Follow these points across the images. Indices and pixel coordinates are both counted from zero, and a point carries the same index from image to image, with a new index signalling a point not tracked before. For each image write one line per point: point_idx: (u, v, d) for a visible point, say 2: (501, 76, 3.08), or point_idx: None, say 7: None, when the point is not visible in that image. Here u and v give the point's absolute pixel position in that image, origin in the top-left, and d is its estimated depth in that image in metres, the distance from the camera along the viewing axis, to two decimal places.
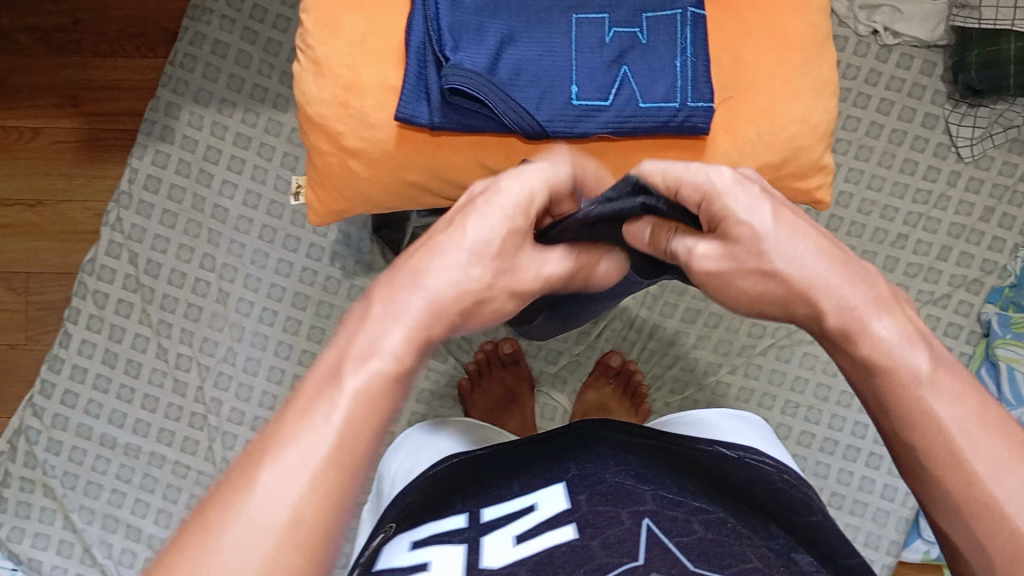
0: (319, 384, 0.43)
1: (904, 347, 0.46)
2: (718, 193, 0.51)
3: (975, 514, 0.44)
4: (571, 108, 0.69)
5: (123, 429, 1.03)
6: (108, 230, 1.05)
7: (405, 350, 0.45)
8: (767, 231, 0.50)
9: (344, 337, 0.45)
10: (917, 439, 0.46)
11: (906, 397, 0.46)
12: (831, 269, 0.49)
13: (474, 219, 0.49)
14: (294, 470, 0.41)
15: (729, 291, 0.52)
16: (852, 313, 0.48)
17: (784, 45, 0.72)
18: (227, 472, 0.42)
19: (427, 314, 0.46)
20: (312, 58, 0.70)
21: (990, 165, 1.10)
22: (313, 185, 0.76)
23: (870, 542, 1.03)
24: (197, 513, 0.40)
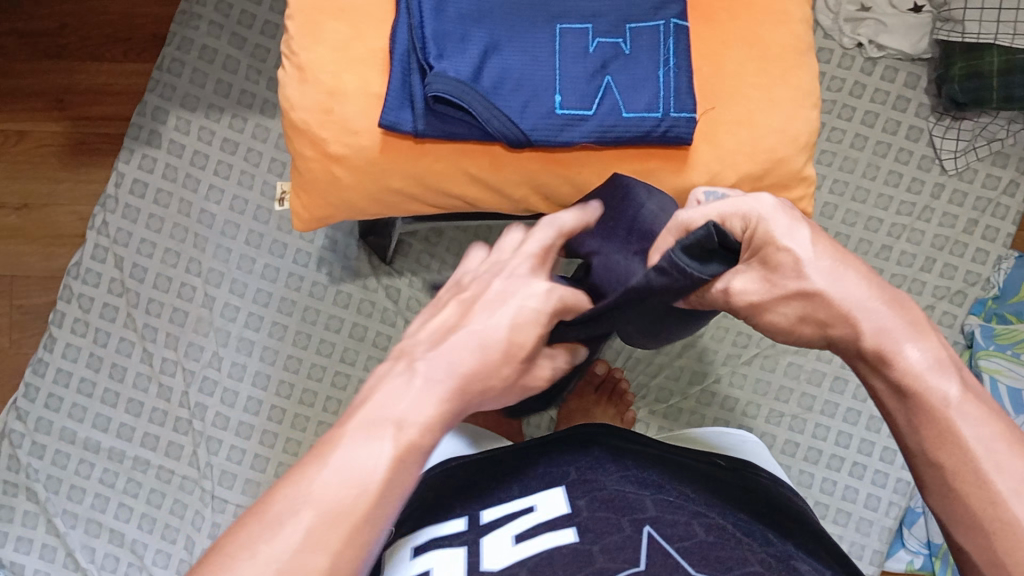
0: (360, 434, 0.46)
1: (933, 374, 0.51)
2: (766, 221, 0.56)
3: (999, 532, 0.48)
4: (554, 116, 0.69)
5: (107, 433, 1.03)
6: (93, 234, 1.05)
7: (435, 424, 0.48)
8: (817, 266, 0.54)
9: (381, 396, 0.49)
10: (943, 452, 0.50)
11: (932, 417, 0.51)
12: (870, 297, 0.53)
13: (508, 313, 0.54)
14: (332, 514, 0.44)
15: (770, 318, 0.57)
16: (889, 335, 0.53)
17: (764, 57, 0.73)
18: (268, 502, 0.44)
19: (453, 391, 0.50)
20: (296, 63, 0.71)
21: (974, 178, 1.10)
22: (297, 191, 0.76)
23: (854, 552, 1.03)
24: (240, 534, 0.43)
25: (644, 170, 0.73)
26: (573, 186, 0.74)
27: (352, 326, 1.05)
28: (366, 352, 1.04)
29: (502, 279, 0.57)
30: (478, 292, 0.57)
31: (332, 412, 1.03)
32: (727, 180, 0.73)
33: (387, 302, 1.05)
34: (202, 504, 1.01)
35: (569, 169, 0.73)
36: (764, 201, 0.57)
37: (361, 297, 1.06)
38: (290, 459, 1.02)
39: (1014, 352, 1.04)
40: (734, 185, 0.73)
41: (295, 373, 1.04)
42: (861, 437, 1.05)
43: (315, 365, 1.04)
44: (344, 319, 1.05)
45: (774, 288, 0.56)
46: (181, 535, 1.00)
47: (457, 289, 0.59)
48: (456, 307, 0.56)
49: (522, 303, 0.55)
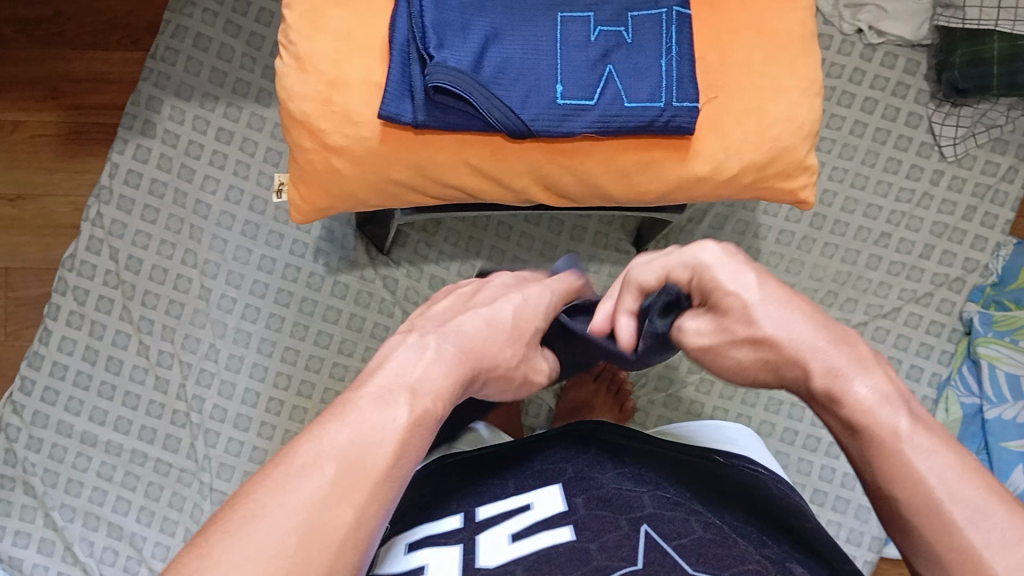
0: (377, 398, 0.48)
1: (883, 407, 0.49)
2: (707, 270, 0.58)
3: (958, 562, 0.45)
4: (556, 107, 0.68)
5: (105, 426, 1.02)
6: (88, 225, 1.04)
7: (442, 394, 0.51)
8: (767, 310, 0.54)
9: (395, 363, 0.51)
10: (894, 484, 0.48)
11: (881, 449, 0.49)
12: (818, 337, 0.52)
13: (510, 305, 0.62)
14: (357, 467, 0.45)
15: (724, 363, 0.57)
16: (837, 374, 0.51)
17: (769, 44, 0.72)
18: (292, 450, 0.45)
19: (457, 364, 0.53)
20: (295, 54, 0.70)
21: (973, 164, 1.10)
22: (295, 183, 0.75)
23: (852, 539, 1.03)
24: (263, 483, 0.43)
25: (647, 160, 0.73)
26: (575, 176, 0.74)
27: (350, 316, 1.04)
28: (363, 343, 1.04)
29: (500, 280, 0.67)
30: (476, 288, 0.64)
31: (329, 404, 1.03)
32: (730, 169, 0.73)
33: (385, 293, 1.05)
34: (201, 497, 1.00)
35: (572, 160, 0.73)
36: (707, 250, 0.58)
37: (358, 287, 1.05)
38: None
39: (1012, 339, 1.04)
40: (737, 173, 0.73)
41: (293, 364, 1.04)
42: None
43: (312, 357, 1.04)
44: (341, 310, 1.05)
45: (729, 333, 0.56)
46: (180, 527, 1.00)
47: (455, 288, 0.65)
48: (454, 297, 0.62)
49: (525, 298, 0.63)
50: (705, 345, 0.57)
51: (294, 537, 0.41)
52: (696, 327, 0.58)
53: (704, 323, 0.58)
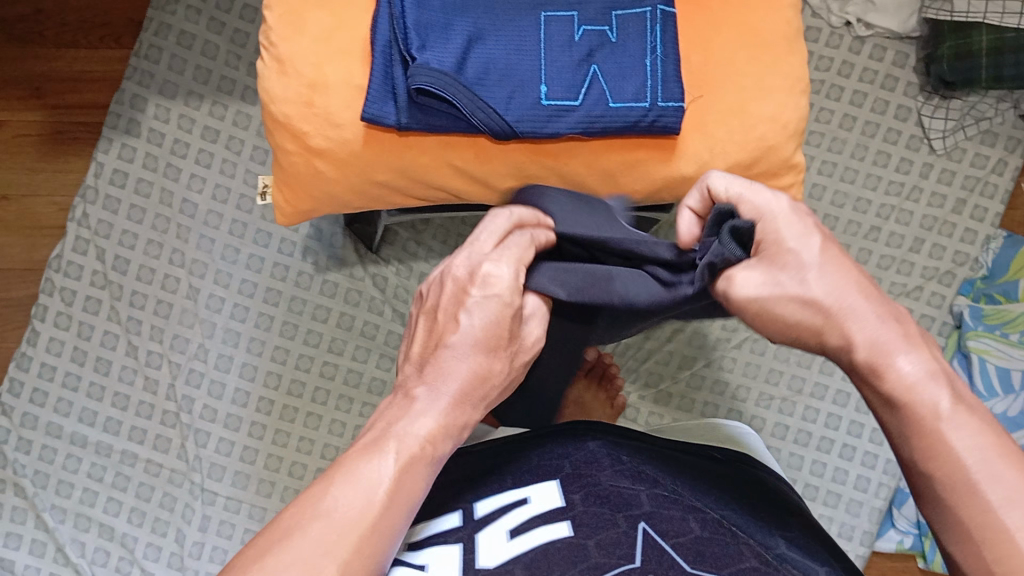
0: (367, 456, 0.51)
1: (926, 385, 0.50)
2: (775, 222, 0.55)
3: (988, 540, 0.47)
4: (541, 107, 0.68)
5: (94, 428, 1.02)
6: (74, 226, 1.03)
7: (437, 438, 0.53)
8: (821, 273, 0.53)
9: (386, 419, 0.54)
10: (935, 463, 0.49)
11: (924, 428, 0.50)
12: (865, 307, 0.52)
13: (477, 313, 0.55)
14: (337, 523, 0.48)
15: (770, 319, 0.54)
16: (882, 348, 0.51)
17: (753, 42, 0.72)
18: (289, 512, 0.49)
19: (455, 410, 0.54)
20: (276, 55, 0.69)
21: (963, 157, 1.09)
22: (280, 186, 0.75)
23: (844, 532, 1.03)
24: (264, 541, 0.48)
25: (632, 160, 0.73)
26: (561, 177, 0.73)
27: (339, 315, 1.04)
28: (353, 342, 1.04)
29: (455, 265, 0.58)
30: (439, 298, 0.59)
31: (320, 403, 1.02)
32: (716, 169, 0.73)
33: (374, 291, 1.05)
34: (192, 497, 1.00)
35: (556, 160, 0.72)
36: (779, 199, 0.55)
37: (347, 286, 1.05)
38: (279, 451, 1.02)
39: (1003, 332, 1.04)
40: (723, 173, 0.73)
41: (283, 363, 1.03)
42: (850, 418, 1.05)
43: (302, 356, 1.03)
44: (330, 309, 1.04)
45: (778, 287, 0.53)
46: (171, 528, 1.00)
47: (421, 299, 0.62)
48: (425, 322, 0.59)
49: (489, 288, 0.56)
50: (754, 296, 0.54)
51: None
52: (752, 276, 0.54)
53: (756, 271, 0.54)
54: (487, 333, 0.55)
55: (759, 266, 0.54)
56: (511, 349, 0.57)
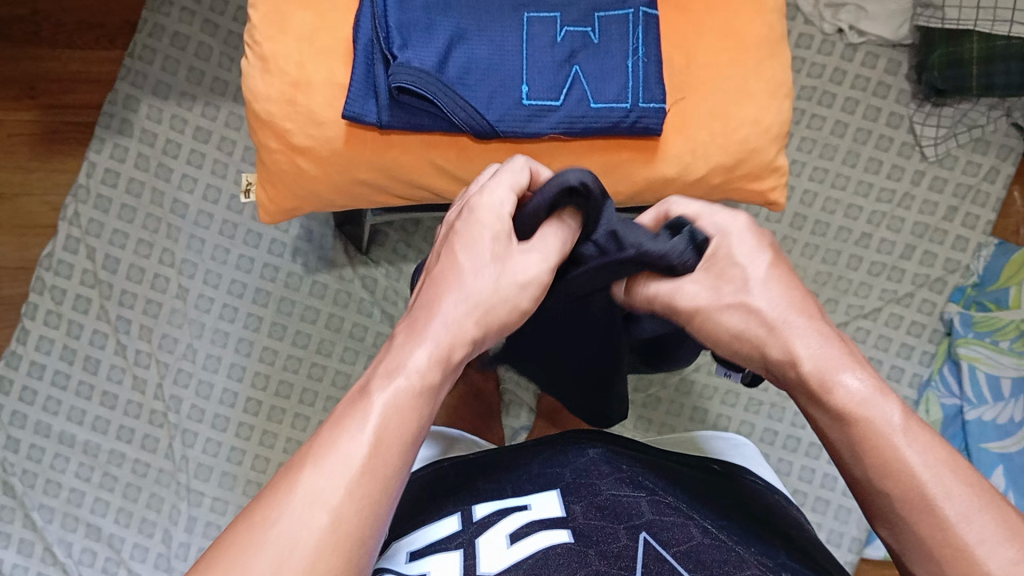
0: (357, 399, 0.51)
1: (872, 401, 0.53)
2: (730, 237, 0.59)
3: (955, 559, 0.48)
4: (521, 108, 0.68)
5: (83, 426, 1.01)
6: (65, 225, 1.03)
7: (428, 370, 0.52)
8: (763, 288, 0.57)
9: (388, 358, 0.53)
10: (888, 480, 0.51)
11: (874, 442, 0.52)
12: (801, 325, 0.56)
13: (470, 253, 0.57)
14: (330, 467, 0.47)
15: (714, 327, 0.57)
16: (828, 366, 0.54)
17: (733, 45, 0.72)
18: (277, 478, 0.48)
19: (447, 340, 0.54)
20: (259, 54, 0.70)
21: (954, 165, 1.09)
22: (263, 184, 0.75)
23: (832, 539, 1.03)
24: (250, 520, 0.46)
25: (614, 162, 0.73)
26: None
27: (328, 316, 1.04)
28: (342, 343, 1.04)
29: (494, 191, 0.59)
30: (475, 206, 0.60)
31: (308, 404, 1.03)
32: (698, 171, 0.73)
33: (364, 292, 1.05)
34: (178, 498, 1.00)
35: (539, 162, 0.73)
36: (735, 218, 0.59)
37: (336, 287, 1.05)
38: (266, 452, 1.02)
39: (993, 340, 1.04)
40: (704, 175, 0.73)
41: (271, 364, 1.03)
42: None
43: (290, 357, 1.03)
44: (320, 310, 1.04)
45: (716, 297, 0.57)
46: (158, 528, 1.00)
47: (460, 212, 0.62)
48: (428, 274, 0.60)
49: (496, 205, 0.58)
50: (697, 304, 0.57)
51: (280, 563, 0.44)
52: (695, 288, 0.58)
53: (700, 283, 0.58)
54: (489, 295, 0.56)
55: (707, 277, 0.58)
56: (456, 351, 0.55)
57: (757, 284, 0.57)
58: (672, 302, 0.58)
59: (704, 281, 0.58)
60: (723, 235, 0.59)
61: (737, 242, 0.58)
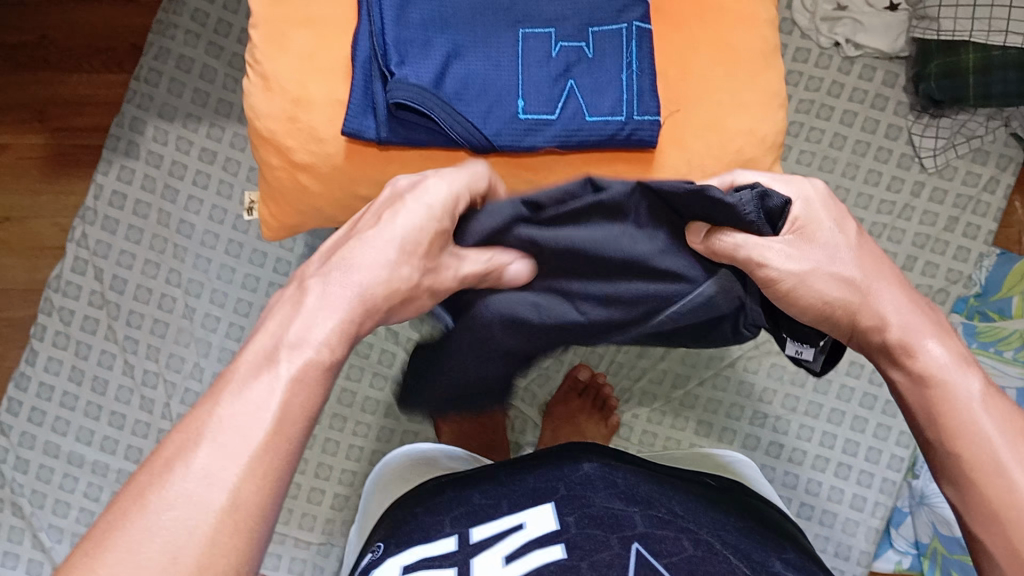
0: (258, 368, 0.51)
1: (952, 369, 0.59)
2: (807, 206, 0.62)
3: (1014, 519, 0.53)
4: (517, 121, 0.69)
5: (91, 446, 1.02)
6: (73, 246, 1.05)
7: (334, 342, 0.53)
8: (846, 258, 0.62)
9: (283, 318, 0.54)
10: (959, 441, 0.57)
11: (952, 407, 0.58)
12: (887, 292, 0.61)
13: (401, 222, 0.57)
14: (227, 448, 0.47)
15: (806, 294, 0.60)
16: (911, 333, 0.60)
17: (726, 58, 0.74)
18: (174, 440, 0.48)
19: (354, 307, 0.54)
20: (260, 72, 0.71)
21: (954, 175, 1.10)
22: (266, 200, 0.76)
23: (840, 552, 1.02)
24: (138, 483, 0.46)
25: (610, 174, 0.74)
26: (541, 191, 0.74)
27: None
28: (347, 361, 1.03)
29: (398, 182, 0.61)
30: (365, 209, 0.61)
31: None
32: (694, 181, 0.74)
33: None
34: None
35: (536, 174, 0.74)
36: (813, 186, 0.63)
37: None
38: None
39: (997, 349, 1.05)
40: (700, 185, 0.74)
41: None
42: (846, 437, 1.04)
43: None
44: None
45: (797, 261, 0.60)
46: None
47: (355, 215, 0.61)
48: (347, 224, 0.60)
49: (418, 203, 0.58)
50: (790, 269, 0.60)
51: (173, 554, 0.43)
52: (782, 250, 0.60)
53: (787, 246, 0.60)
54: (415, 238, 0.57)
55: (792, 241, 0.61)
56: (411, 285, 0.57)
57: (841, 253, 0.62)
58: (763, 264, 0.59)
59: (792, 252, 0.60)
60: (803, 205, 0.62)
61: (817, 212, 0.62)
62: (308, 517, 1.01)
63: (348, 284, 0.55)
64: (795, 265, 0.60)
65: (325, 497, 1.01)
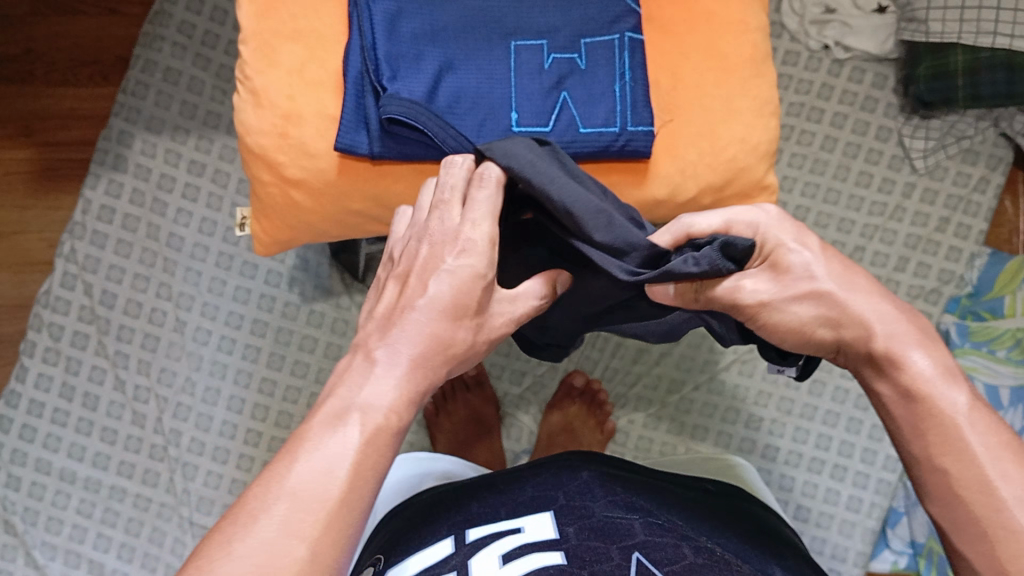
0: (327, 426, 0.50)
1: (938, 380, 0.55)
2: (767, 229, 0.61)
3: (1004, 539, 0.51)
4: (511, 134, 0.69)
5: (83, 463, 1.01)
6: (62, 261, 1.03)
7: (399, 407, 0.52)
8: (823, 269, 0.59)
9: (350, 381, 0.53)
10: (943, 457, 0.54)
11: (937, 418, 0.55)
12: (870, 306, 0.58)
13: (445, 280, 0.55)
14: (306, 501, 0.47)
15: (781, 320, 0.60)
16: (898, 343, 0.57)
17: (719, 66, 0.73)
18: (250, 496, 0.48)
19: (420, 373, 0.54)
20: (250, 88, 0.70)
21: (944, 176, 1.10)
22: (257, 216, 0.76)
23: (837, 554, 1.02)
24: (213, 541, 0.46)
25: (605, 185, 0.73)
26: None
27: (327, 344, 1.04)
28: None
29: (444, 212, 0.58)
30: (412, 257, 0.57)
31: None
32: (688, 190, 0.74)
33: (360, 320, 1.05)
34: (181, 531, 1.01)
35: None
36: (767, 211, 0.61)
37: (333, 316, 1.05)
38: None
39: (990, 349, 1.05)
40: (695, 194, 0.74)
41: (270, 395, 1.03)
42: (842, 439, 1.04)
43: (289, 387, 1.03)
44: (317, 339, 1.05)
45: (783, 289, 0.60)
46: (161, 562, 1.00)
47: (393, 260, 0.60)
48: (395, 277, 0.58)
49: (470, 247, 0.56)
50: (762, 299, 0.60)
51: None
52: (758, 284, 0.60)
53: (761, 280, 0.60)
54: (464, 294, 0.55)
55: (759, 272, 0.61)
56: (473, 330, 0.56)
57: (816, 271, 0.59)
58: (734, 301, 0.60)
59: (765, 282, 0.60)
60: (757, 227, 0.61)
61: (780, 233, 0.61)
62: None
63: (411, 346, 0.53)
64: (765, 292, 0.60)
65: None
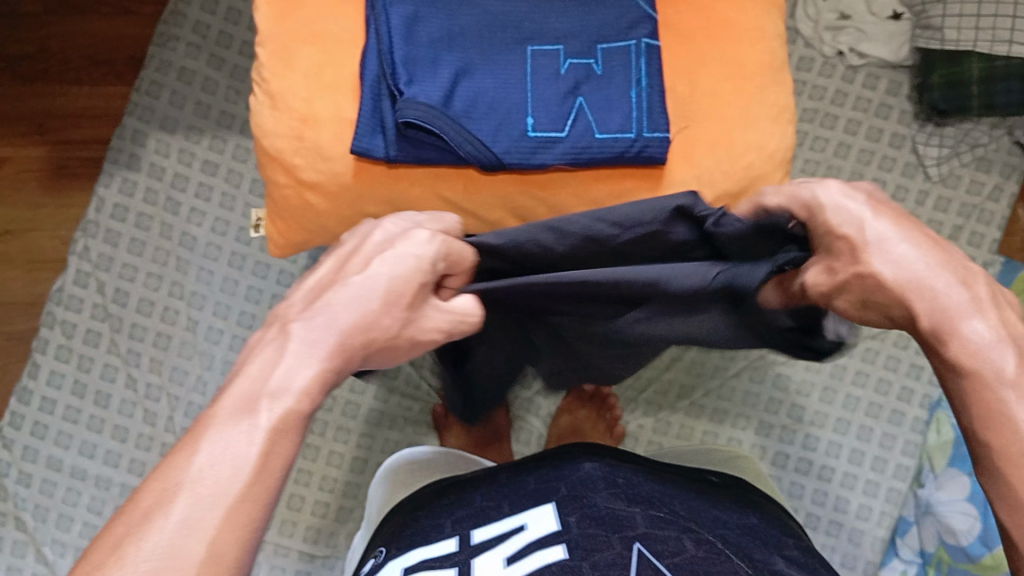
0: (234, 415, 0.46)
1: (992, 349, 0.50)
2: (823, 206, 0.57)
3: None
4: (527, 139, 0.69)
5: (94, 460, 1.02)
6: (75, 259, 1.04)
7: (314, 390, 0.48)
8: (886, 251, 0.54)
9: (258, 364, 0.49)
10: (988, 431, 0.49)
11: (986, 399, 0.50)
12: (935, 274, 0.53)
13: (387, 264, 0.54)
14: (207, 493, 0.43)
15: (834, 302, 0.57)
16: (949, 317, 0.52)
17: (735, 73, 0.74)
18: (145, 492, 0.43)
19: (335, 354, 0.50)
20: (268, 91, 0.71)
21: (958, 183, 1.09)
22: (273, 218, 0.77)
23: (847, 562, 1.02)
24: (105, 542, 0.42)
25: (620, 190, 0.73)
26: (552, 210, 0.74)
27: None
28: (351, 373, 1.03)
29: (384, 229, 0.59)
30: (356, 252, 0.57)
31: (319, 434, 1.02)
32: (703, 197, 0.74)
33: None
34: None
35: (546, 192, 0.73)
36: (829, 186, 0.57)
37: None
38: None
39: None
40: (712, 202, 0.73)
41: None
42: (852, 447, 1.04)
43: None
44: None
45: (834, 274, 0.56)
46: None
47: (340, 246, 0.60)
48: (334, 262, 0.57)
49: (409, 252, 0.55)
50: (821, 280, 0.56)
51: None
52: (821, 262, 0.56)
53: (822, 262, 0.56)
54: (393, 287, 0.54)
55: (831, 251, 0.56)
56: (403, 318, 0.54)
57: (885, 249, 0.54)
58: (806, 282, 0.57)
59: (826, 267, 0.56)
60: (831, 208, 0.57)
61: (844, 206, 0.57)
62: (311, 531, 1.00)
63: (330, 332, 0.50)
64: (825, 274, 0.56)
65: (331, 509, 1.01)
